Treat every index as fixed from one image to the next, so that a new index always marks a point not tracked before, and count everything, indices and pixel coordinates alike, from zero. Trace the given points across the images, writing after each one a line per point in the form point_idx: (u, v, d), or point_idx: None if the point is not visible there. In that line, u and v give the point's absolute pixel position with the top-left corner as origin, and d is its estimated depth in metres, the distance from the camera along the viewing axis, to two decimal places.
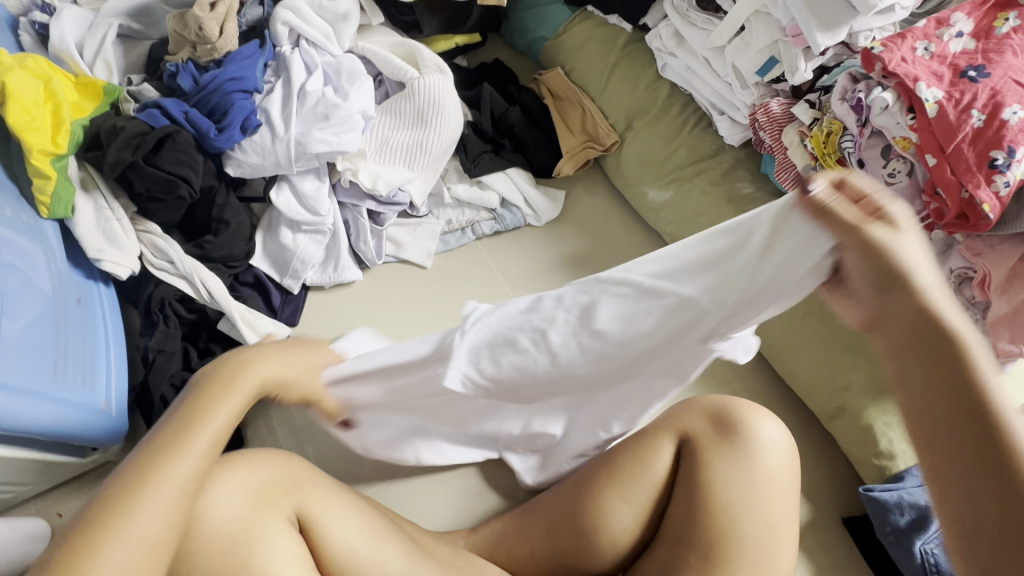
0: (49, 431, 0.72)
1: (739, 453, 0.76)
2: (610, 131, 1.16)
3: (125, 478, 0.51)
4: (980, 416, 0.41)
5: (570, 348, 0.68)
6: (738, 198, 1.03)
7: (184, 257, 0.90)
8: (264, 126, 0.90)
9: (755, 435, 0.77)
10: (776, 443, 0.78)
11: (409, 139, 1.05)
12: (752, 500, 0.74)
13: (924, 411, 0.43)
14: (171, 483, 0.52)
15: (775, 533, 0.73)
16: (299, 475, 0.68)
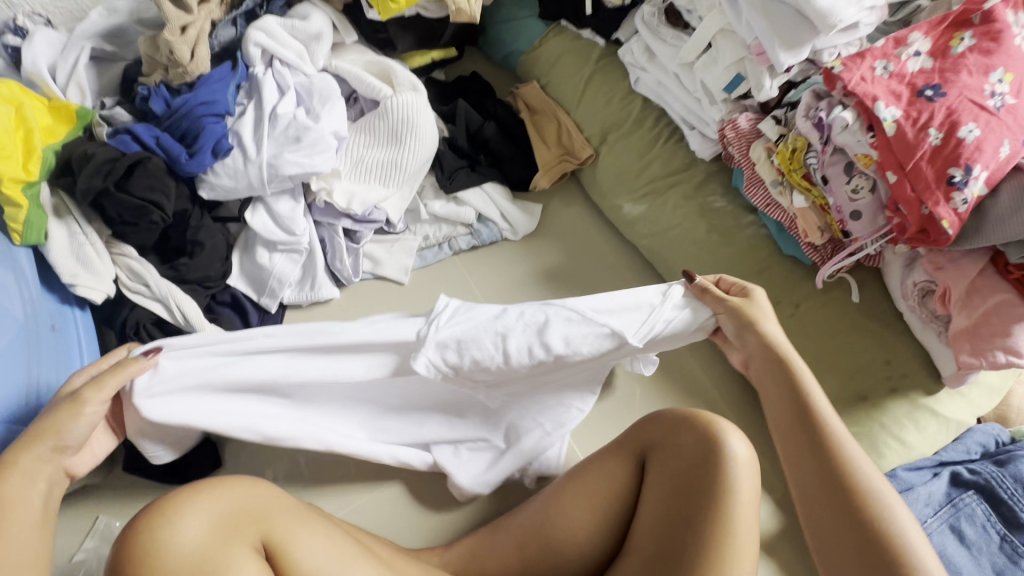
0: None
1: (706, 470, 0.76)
2: (585, 144, 1.17)
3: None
4: (810, 427, 0.64)
5: (522, 357, 0.75)
6: (710, 211, 1.04)
7: (160, 280, 0.92)
8: (236, 149, 0.91)
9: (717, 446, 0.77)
10: (740, 456, 0.76)
11: (384, 157, 1.05)
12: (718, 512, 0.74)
13: (778, 421, 0.67)
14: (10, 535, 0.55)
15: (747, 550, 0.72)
16: (268, 498, 0.69)
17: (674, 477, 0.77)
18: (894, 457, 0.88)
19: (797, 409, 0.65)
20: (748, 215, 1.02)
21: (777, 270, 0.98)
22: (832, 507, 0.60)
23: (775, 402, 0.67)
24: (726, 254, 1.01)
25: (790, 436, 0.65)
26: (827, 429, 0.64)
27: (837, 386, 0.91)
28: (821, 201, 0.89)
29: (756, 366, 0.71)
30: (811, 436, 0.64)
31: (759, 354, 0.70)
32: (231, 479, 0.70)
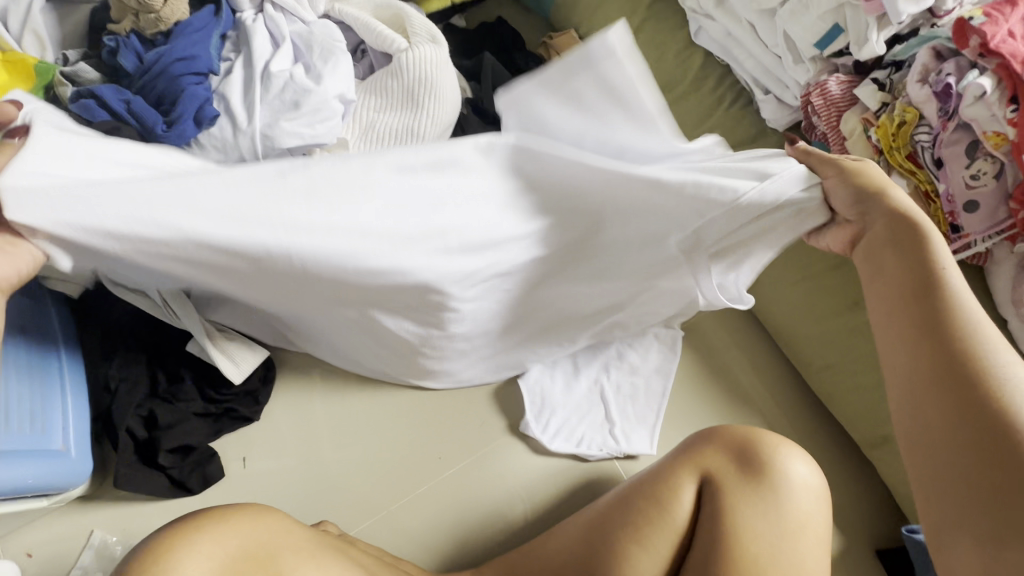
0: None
1: (770, 491, 0.68)
2: None
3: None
4: (934, 326, 0.49)
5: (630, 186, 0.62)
6: None
7: None
8: (223, 116, 0.76)
9: (785, 468, 0.69)
10: (808, 483, 0.69)
11: (398, 124, 0.90)
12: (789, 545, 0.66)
13: (887, 350, 0.52)
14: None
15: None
16: (283, 538, 0.61)
17: (751, 490, 0.68)
18: None
19: (912, 305, 0.51)
20: None
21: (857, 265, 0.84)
22: (963, 429, 0.45)
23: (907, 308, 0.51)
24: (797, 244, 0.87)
25: (907, 349, 0.50)
26: (959, 332, 0.48)
27: None
28: (926, 188, 0.73)
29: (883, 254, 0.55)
30: (939, 343, 0.48)
31: (884, 234, 0.55)
32: (237, 510, 0.60)
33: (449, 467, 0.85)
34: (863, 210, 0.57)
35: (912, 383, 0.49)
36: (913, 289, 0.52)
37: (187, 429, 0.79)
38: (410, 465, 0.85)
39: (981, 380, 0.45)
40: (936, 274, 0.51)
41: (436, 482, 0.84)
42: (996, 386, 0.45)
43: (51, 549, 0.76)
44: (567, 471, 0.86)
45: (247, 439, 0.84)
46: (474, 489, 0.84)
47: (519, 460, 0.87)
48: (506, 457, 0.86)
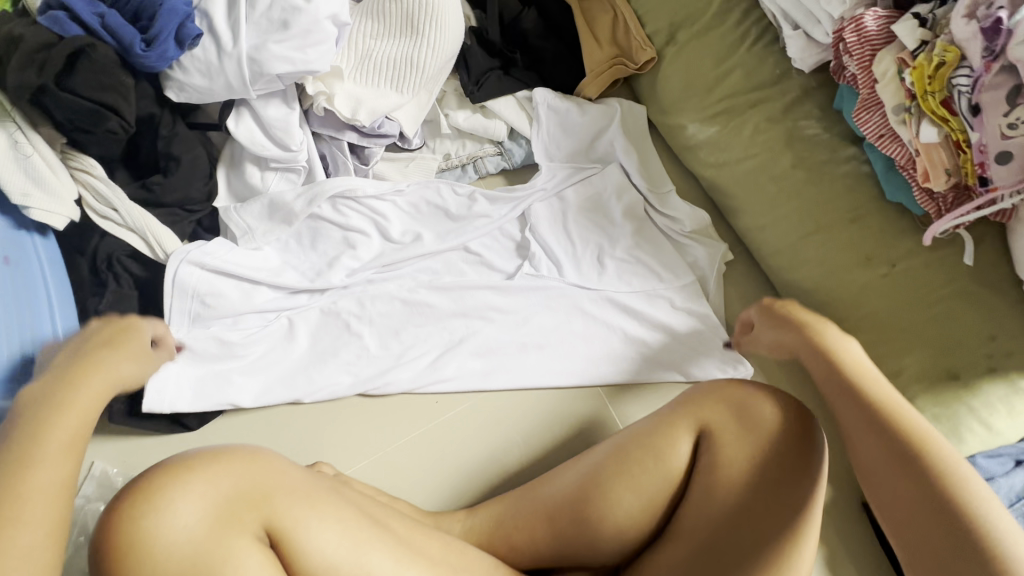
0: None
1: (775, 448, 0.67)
2: (647, 44, 0.93)
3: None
4: (903, 447, 0.52)
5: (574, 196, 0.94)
6: (798, 140, 0.83)
7: (130, 206, 0.77)
8: (206, 36, 0.70)
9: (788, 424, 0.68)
10: (814, 450, 0.68)
11: (396, 53, 0.85)
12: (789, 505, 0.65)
13: (871, 469, 0.53)
14: (53, 459, 0.46)
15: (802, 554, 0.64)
16: (277, 477, 0.61)
17: (752, 445, 0.68)
18: (976, 444, 0.75)
19: (900, 452, 0.52)
20: (848, 147, 0.82)
21: (872, 219, 0.80)
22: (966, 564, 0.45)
23: (912, 522, 0.49)
24: (812, 196, 0.83)
25: (871, 441, 0.54)
26: (926, 447, 0.51)
27: (922, 361, 0.78)
28: (959, 137, 0.68)
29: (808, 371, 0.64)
30: (921, 476, 0.50)
31: (790, 337, 0.68)
32: (228, 453, 0.61)
33: (444, 410, 0.86)
34: (862, 434, 0.55)
35: (883, 473, 0.52)
36: (878, 430, 0.54)
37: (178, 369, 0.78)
38: (407, 405, 0.86)
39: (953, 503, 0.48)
40: (886, 416, 0.54)
41: (435, 424, 0.85)
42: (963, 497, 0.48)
43: None
44: (563, 418, 0.87)
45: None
46: (471, 435, 0.85)
47: (516, 405, 0.87)
48: (503, 402, 0.87)
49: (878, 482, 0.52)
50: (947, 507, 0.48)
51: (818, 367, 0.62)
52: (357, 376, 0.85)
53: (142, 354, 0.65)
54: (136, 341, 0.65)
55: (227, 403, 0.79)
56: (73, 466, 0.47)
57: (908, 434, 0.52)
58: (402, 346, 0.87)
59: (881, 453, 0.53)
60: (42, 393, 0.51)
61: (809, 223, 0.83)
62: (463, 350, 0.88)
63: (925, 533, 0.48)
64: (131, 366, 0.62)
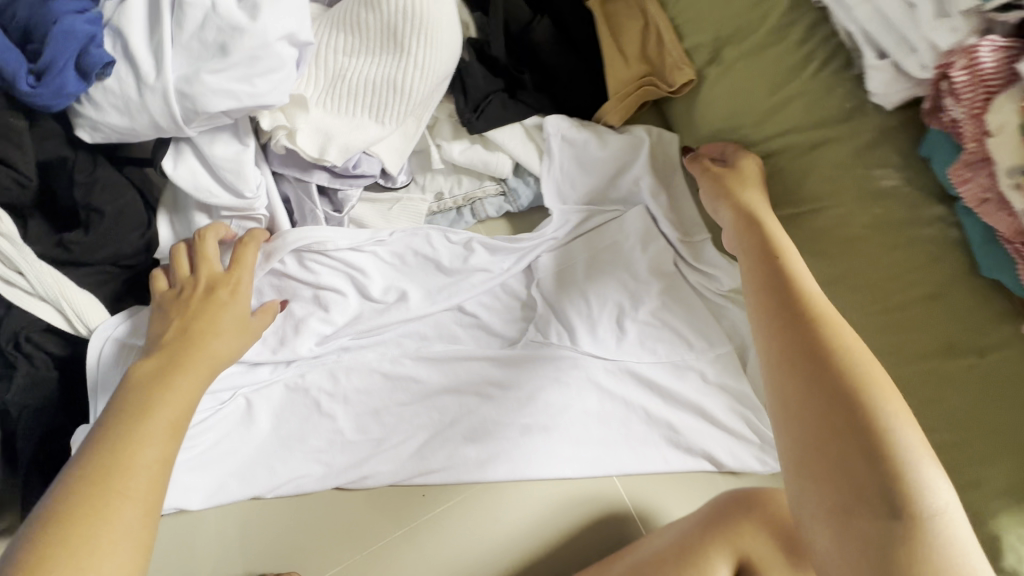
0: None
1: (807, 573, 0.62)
2: (684, 63, 0.76)
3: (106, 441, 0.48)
4: (817, 361, 0.49)
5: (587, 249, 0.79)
6: (871, 194, 0.67)
7: (41, 270, 0.62)
8: (122, 62, 0.54)
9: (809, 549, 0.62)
10: None
11: (375, 75, 0.68)
12: None
13: (793, 401, 0.48)
14: (156, 438, 0.50)
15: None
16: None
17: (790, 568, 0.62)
18: None
19: (807, 351, 0.50)
20: (934, 205, 0.66)
21: (960, 297, 0.65)
22: (865, 462, 0.44)
23: (825, 416, 0.46)
24: (885, 264, 0.67)
25: (787, 340, 0.51)
26: (840, 356, 0.49)
27: (1014, 475, 0.63)
28: None
29: (745, 272, 0.61)
30: (830, 375, 0.47)
31: (753, 249, 0.62)
32: None
33: (431, 507, 0.72)
34: (771, 330, 0.53)
35: (793, 362, 0.50)
36: (796, 332, 0.51)
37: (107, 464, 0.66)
38: (388, 500, 0.72)
39: (865, 411, 0.45)
40: (812, 327, 0.51)
41: (419, 524, 0.72)
42: (873, 405, 0.45)
43: None
44: (573, 515, 0.74)
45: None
46: (464, 536, 0.72)
47: (517, 499, 0.74)
48: (501, 496, 0.73)
49: (782, 392, 0.49)
50: (856, 413, 0.45)
51: (754, 275, 0.59)
52: (327, 468, 0.71)
53: (235, 325, 0.61)
54: (233, 310, 0.62)
55: (172, 506, 0.67)
56: (173, 448, 0.50)
57: (835, 344, 0.49)
58: (382, 430, 0.73)
59: (791, 349, 0.51)
60: (151, 377, 0.54)
61: (878, 296, 0.68)
62: (456, 435, 0.73)
63: (818, 418, 0.46)
64: (232, 341, 0.61)
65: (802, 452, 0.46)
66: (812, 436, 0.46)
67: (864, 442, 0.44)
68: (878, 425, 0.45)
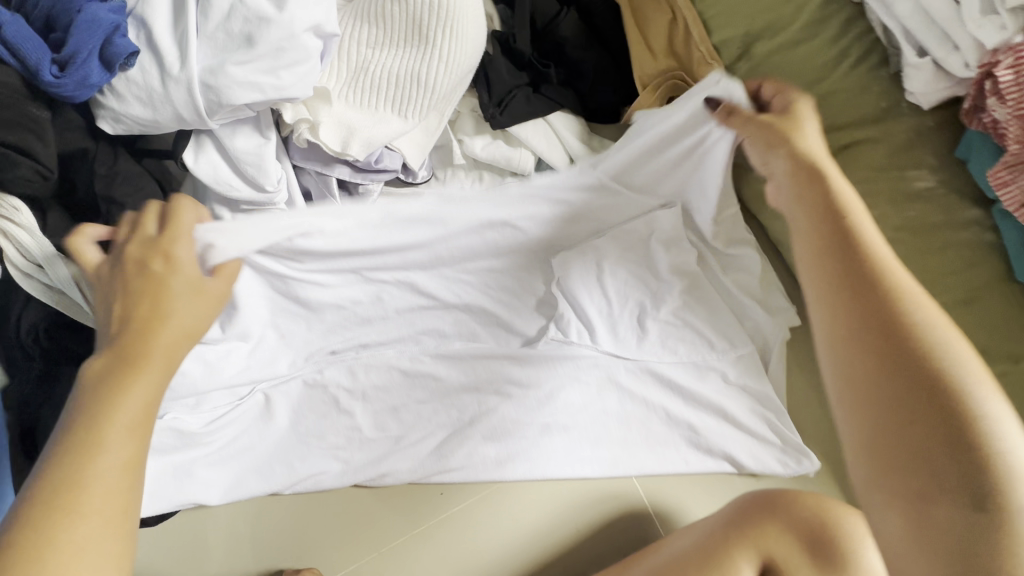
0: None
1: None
2: (714, 58, 0.74)
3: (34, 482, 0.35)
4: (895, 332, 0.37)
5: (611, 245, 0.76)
6: (906, 196, 0.66)
7: (58, 265, 0.59)
8: (146, 53, 0.53)
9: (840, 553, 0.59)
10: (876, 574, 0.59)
11: (399, 67, 0.67)
12: None
13: (854, 375, 0.38)
14: (116, 438, 0.37)
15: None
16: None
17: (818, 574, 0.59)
18: None
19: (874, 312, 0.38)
20: (971, 209, 0.64)
21: (997, 302, 0.63)
22: (950, 451, 0.34)
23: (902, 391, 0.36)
24: (920, 268, 0.65)
25: (849, 308, 0.39)
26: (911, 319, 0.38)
27: None
28: None
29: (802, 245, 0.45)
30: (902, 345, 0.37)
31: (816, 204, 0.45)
32: None
33: (450, 505, 0.72)
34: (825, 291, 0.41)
35: (852, 330, 0.39)
36: (857, 280, 0.40)
37: None
38: (407, 498, 0.72)
39: (953, 392, 0.35)
40: (876, 277, 0.40)
41: (438, 523, 0.71)
42: (956, 382, 0.35)
43: None
44: (593, 513, 0.73)
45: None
46: (481, 535, 0.71)
47: (535, 497, 0.73)
48: (520, 493, 0.73)
49: (840, 367, 0.39)
50: (937, 386, 0.35)
51: (822, 243, 0.43)
52: (346, 465, 0.70)
53: (188, 292, 0.46)
54: (180, 277, 0.46)
55: (190, 502, 0.66)
56: (141, 447, 0.39)
57: (900, 298, 0.39)
58: (401, 427, 0.72)
59: (843, 307, 0.40)
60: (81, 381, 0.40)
61: None
62: (474, 433, 0.72)
63: (886, 394, 0.36)
64: (198, 312, 0.46)
65: (871, 437, 0.36)
66: (885, 419, 0.36)
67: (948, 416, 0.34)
68: (961, 399, 0.35)
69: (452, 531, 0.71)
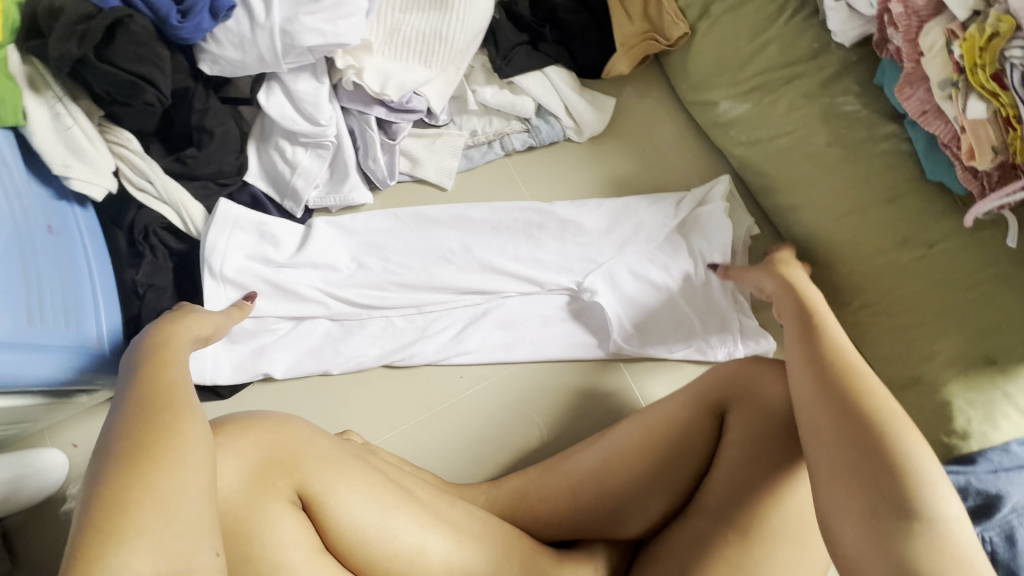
0: (26, 378, 0.66)
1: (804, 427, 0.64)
2: (679, 18, 0.91)
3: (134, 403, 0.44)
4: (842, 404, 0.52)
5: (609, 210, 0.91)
6: (836, 117, 0.81)
7: (165, 180, 0.79)
8: (240, 7, 0.70)
9: None
10: None
11: (425, 27, 0.84)
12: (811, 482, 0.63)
13: (814, 419, 0.53)
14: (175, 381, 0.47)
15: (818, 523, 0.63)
16: (297, 445, 0.60)
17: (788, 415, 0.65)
18: (1010, 430, 0.75)
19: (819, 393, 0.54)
20: (888, 124, 0.79)
21: (911, 199, 0.78)
22: (863, 465, 0.48)
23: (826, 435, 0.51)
24: (849, 175, 0.80)
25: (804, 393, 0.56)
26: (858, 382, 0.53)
27: (960, 346, 0.76)
28: (1008, 113, 0.66)
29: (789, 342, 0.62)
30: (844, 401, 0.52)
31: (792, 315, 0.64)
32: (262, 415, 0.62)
33: (469, 385, 0.87)
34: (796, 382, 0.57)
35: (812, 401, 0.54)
36: (820, 372, 0.55)
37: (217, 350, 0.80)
38: (434, 380, 0.87)
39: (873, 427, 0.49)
40: (830, 361, 0.55)
41: (460, 399, 0.86)
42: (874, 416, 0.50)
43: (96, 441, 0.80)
44: (587, 396, 0.87)
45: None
46: (496, 409, 0.86)
47: (537, 380, 0.88)
48: (527, 376, 0.88)
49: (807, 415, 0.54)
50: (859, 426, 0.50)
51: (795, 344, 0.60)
52: (381, 350, 0.86)
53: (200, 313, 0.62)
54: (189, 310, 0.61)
55: (262, 373, 0.82)
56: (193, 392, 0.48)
57: (852, 381, 0.53)
58: (427, 319, 0.87)
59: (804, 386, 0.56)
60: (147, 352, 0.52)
61: (844, 203, 0.81)
62: (486, 322, 0.88)
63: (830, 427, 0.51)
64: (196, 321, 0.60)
65: (829, 451, 0.50)
66: (833, 437, 0.50)
67: (870, 452, 0.48)
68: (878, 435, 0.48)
69: (472, 404, 0.86)
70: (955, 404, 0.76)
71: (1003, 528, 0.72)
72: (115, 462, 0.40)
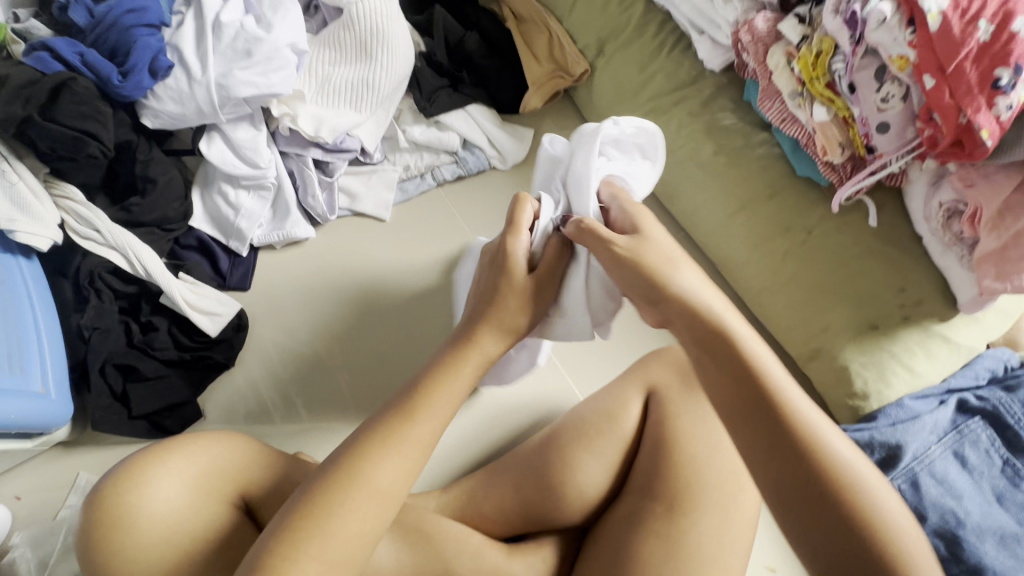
0: None
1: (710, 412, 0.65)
2: (580, 58, 1.05)
3: (382, 428, 0.52)
4: (791, 444, 0.46)
5: None
6: (717, 130, 0.94)
7: (112, 227, 0.82)
8: (178, 67, 0.79)
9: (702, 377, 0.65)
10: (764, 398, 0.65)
11: (353, 77, 0.94)
12: (722, 449, 0.71)
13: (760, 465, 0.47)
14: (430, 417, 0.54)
15: (736, 484, 0.70)
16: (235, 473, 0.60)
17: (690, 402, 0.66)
18: (902, 386, 0.84)
19: (764, 432, 0.47)
20: (759, 133, 0.93)
21: (787, 194, 0.90)
22: (829, 519, 0.44)
23: (776, 477, 0.46)
24: (735, 177, 0.92)
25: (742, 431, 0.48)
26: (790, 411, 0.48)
27: (847, 316, 0.86)
28: (845, 113, 0.79)
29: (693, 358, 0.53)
30: (798, 444, 0.46)
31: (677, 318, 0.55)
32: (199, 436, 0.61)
33: None
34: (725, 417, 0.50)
35: (753, 444, 0.47)
36: (754, 409, 0.48)
37: (167, 386, 0.82)
38: None
39: (826, 472, 0.45)
40: (764, 389, 0.49)
41: None
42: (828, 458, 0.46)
43: (40, 491, 0.79)
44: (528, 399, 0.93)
45: (228, 403, 0.85)
46: None
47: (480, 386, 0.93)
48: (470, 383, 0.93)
49: (754, 456, 0.47)
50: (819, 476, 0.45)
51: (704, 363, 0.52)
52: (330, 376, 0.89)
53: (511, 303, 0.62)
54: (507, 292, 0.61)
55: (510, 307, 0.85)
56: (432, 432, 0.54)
57: (793, 411, 0.48)
58: None
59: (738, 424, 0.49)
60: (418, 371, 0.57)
61: (735, 201, 0.93)
62: None
63: (791, 478, 0.45)
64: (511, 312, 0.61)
65: (789, 507, 0.45)
66: (792, 489, 0.45)
67: (832, 503, 0.44)
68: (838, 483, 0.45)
69: None
70: (853, 367, 0.84)
71: (908, 475, 0.80)
72: (323, 486, 0.48)
